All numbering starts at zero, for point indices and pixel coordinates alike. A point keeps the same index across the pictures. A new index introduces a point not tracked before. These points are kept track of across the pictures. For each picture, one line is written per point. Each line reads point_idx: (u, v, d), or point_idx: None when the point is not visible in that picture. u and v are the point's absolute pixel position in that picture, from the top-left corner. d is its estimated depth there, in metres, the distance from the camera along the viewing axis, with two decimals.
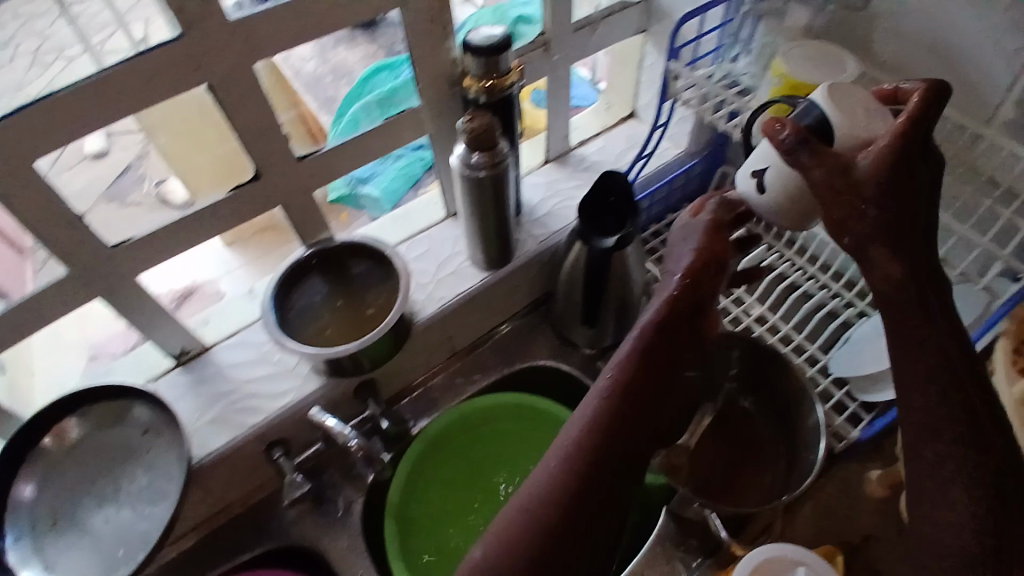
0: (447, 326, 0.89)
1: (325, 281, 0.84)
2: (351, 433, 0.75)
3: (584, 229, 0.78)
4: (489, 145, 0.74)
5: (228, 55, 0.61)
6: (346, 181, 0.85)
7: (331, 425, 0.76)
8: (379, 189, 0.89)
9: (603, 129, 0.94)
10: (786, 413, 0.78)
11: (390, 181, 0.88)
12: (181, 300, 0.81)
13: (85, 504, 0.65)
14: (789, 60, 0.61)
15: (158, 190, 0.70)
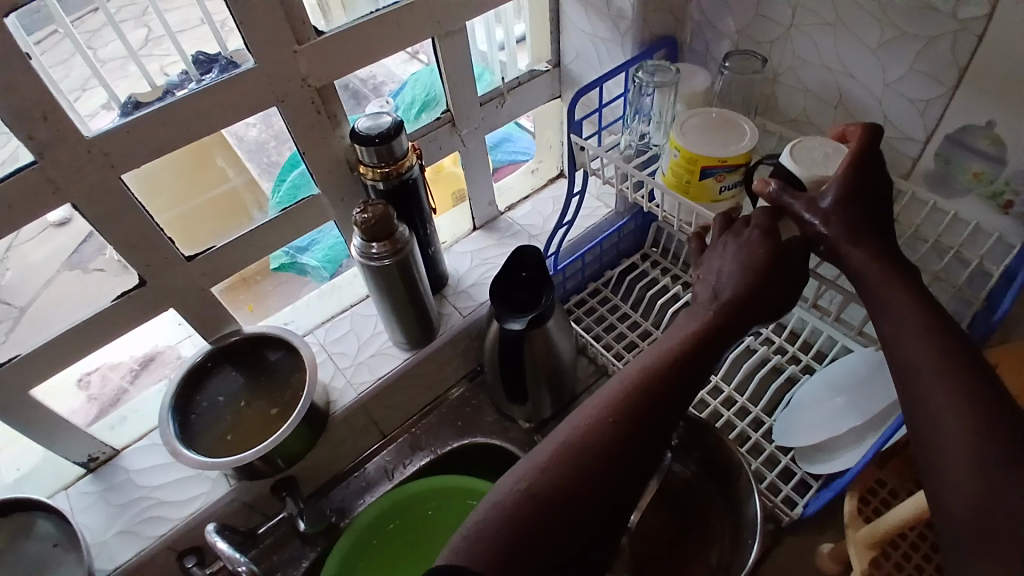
0: (371, 410, 0.84)
1: (235, 375, 0.76)
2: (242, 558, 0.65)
3: (497, 306, 0.73)
4: (387, 234, 0.69)
5: (79, 149, 0.55)
6: (286, 250, 0.84)
7: (222, 549, 0.66)
8: (321, 257, 0.87)
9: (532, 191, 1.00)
10: (724, 478, 0.74)
11: (331, 249, 0.87)
12: (140, 368, 0.82)
13: None
14: (686, 131, 0.66)
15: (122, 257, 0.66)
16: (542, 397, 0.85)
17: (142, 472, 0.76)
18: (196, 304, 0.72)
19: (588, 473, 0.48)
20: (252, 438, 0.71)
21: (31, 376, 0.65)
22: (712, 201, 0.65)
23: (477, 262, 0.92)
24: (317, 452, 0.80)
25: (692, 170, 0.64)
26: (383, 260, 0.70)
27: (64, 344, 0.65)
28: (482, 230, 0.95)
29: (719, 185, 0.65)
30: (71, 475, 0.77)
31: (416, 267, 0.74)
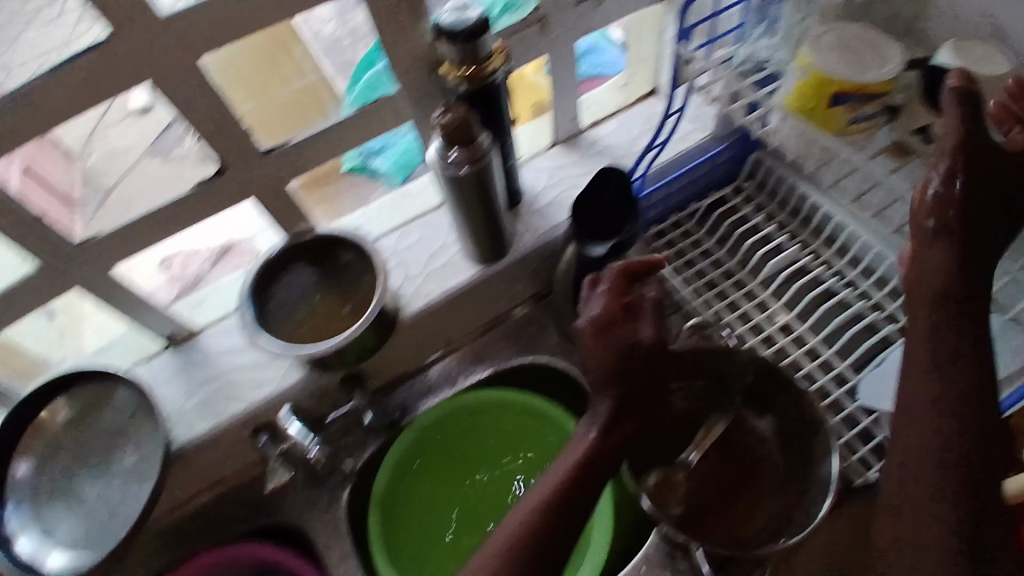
0: (437, 321, 0.84)
1: (308, 273, 0.76)
2: (313, 441, 0.72)
3: (576, 229, 0.69)
4: (467, 141, 0.65)
5: (155, 28, 0.53)
6: (359, 151, 0.83)
7: (293, 432, 0.73)
8: (392, 162, 0.86)
9: (620, 107, 0.91)
10: (802, 440, 0.71)
11: (405, 152, 0.85)
12: (219, 257, 0.83)
13: (85, 478, 0.75)
14: (816, 51, 0.62)
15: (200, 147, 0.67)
16: None
17: (217, 355, 0.80)
18: (270, 199, 0.72)
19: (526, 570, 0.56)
20: (322, 334, 0.73)
21: (114, 255, 0.68)
22: (838, 133, 0.63)
23: (555, 181, 0.86)
24: (381, 355, 0.81)
25: (820, 95, 0.62)
26: (460, 168, 0.66)
27: (143, 227, 0.67)
28: (562, 146, 0.88)
29: (850, 116, 0.62)
30: (151, 350, 0.82)
31: (493, 179, 0.70)
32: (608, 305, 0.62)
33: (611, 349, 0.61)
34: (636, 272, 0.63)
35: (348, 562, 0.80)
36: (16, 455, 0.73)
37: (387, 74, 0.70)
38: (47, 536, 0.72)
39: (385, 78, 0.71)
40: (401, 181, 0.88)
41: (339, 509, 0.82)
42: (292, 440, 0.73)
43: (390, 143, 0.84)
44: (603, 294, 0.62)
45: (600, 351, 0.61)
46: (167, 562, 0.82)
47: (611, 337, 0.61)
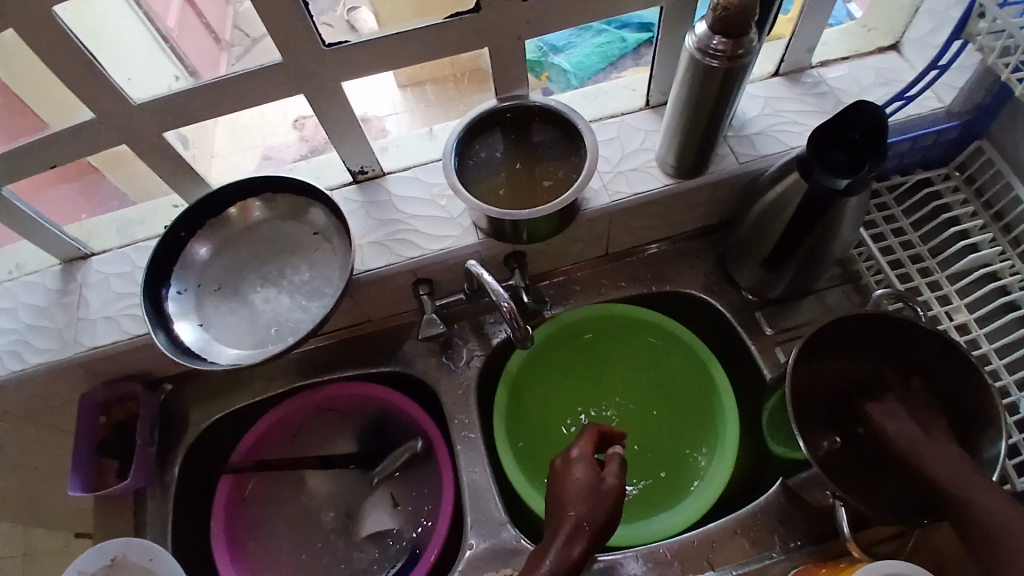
0: (613, 222, 0.83)
1: (507, 141, 0.78)
2: (504, 293, 0.69)
3: (810, 158, 0.67)
4: (738, 33, 0.63)
5: None
6: (543, 45, 0.85)
7: (487, 280, 0.69)
8: (570, 62, 0.88)
9: (853, 54, 0.86)
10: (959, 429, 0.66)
11: (585, 56, 0.89)
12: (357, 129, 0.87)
13: (250, 284, 0.76)
14: None
15: (350, 16, 0.71)
16: (789, 275, 0.79)
17: (403, 200, 0.81)
18: (499, 49, 0.73)
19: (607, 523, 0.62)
20: (523, 199, 0.75)
21: (351, 66, 0.70)
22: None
23: (769, 112, 0.83)
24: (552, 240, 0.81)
25: None
26: (717, 63, 0.64)
27: (388, 45, 0.68)
28: (783, 79, 0.85)
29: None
30: (339, 180, 0.85)
31: (738, 85, 0.68)
32: (573, 480, 0.64)
33: (600, 504, 0.62)
34: (607, 433, 0.70)
35: (471, 429, 0.81)
36: (195, 238, 0.76)
37: None
38: (204, 328, 0.73)
39: None
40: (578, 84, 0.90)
41: (471, 377, 0.83)
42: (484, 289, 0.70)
43: (576, 44, 0.87)
44: (572, 464, 0.66)
45: (565, 504, 0.63)
46: (300, 382, 0.85)
47: (599, 494, 0.63)
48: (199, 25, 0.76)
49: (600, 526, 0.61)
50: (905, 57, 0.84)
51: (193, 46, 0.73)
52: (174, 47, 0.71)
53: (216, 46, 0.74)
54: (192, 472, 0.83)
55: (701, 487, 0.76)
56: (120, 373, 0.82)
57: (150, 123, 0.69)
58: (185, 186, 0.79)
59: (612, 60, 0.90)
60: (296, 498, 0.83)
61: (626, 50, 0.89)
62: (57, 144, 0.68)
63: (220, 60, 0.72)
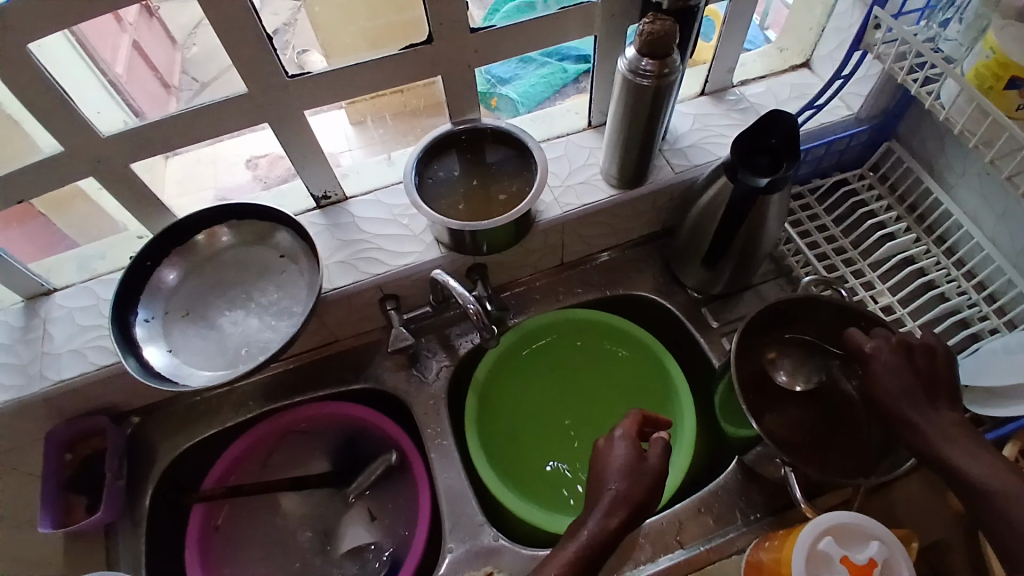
0: (566, 232, 0.88)
1: (461, 161, 0.84)
2: (471, 297, 0.73)
3: (735, 162, 0.75)
4: (662, 53, 0.70)
5: None
6: (490, 78, 0.91)
7: (453, 287, 0.73)
8: (517, 92, 0.95)
9: (769, 73, 0.96)
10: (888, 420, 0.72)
11: (530, 86, 0.95)
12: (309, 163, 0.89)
13: (217, 309, 0.78)
14: (1003, 36, 0.61)
15: (299, 58, 0.73)
16: (728, 271, 0.86)
17: (366, 222, 0.85)
18: (453, 75, 0.79)
19: (642, 504, 0.59)
20: (480, 212, 0.80)
21: (314, 94, 0.74)
22: (1007, 116, 0.62)
23: (698, 127, 0.91)
24: (509, 251, 0.86)
25: (1000, 77, 0.61)
26: (647, 82, 0.71)
27: (348, 75, 0.74)
28: (708, 98, 0.94)
29: (1020, 100, 0.61)
30: (303, 205, 0.88)
31: (668, 101, 0.75)
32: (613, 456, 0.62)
33: (640, 481, 0.60)
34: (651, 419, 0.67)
35: (444, 437, 0.83)
36: (162, 264, 0.78)
37: None
38: (173, 354, 0.74)
39: None
40: (525, 111, 0.97)
41: (440, 387, 0.86)
42: (452, 295, 0.74)
43: (521, 76, 0.93)
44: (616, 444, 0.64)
45: (605, 479, 0.61)
46: (271, 406, 0.86)
47: (641, 473, 0.60)
48: (143, 65, 0.74)
49: (638, 504, 0.58)
50: (818, 72, 0.95)
51: (137, 84, 0.74)
52: (121, 90, 0.72)
53: (165, 88, 0.76)
54: (163, 503, 0.83)
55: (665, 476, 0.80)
56: (85, 407, 0.82)
57: (118, 154, 0.72)
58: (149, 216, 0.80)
59: (557, 88, 0.96)
60: (270, 521, 0.83)
61: (569, 79, 0.96)
62: (23, 177, 0.70)
63: (170, 100, 0.74)
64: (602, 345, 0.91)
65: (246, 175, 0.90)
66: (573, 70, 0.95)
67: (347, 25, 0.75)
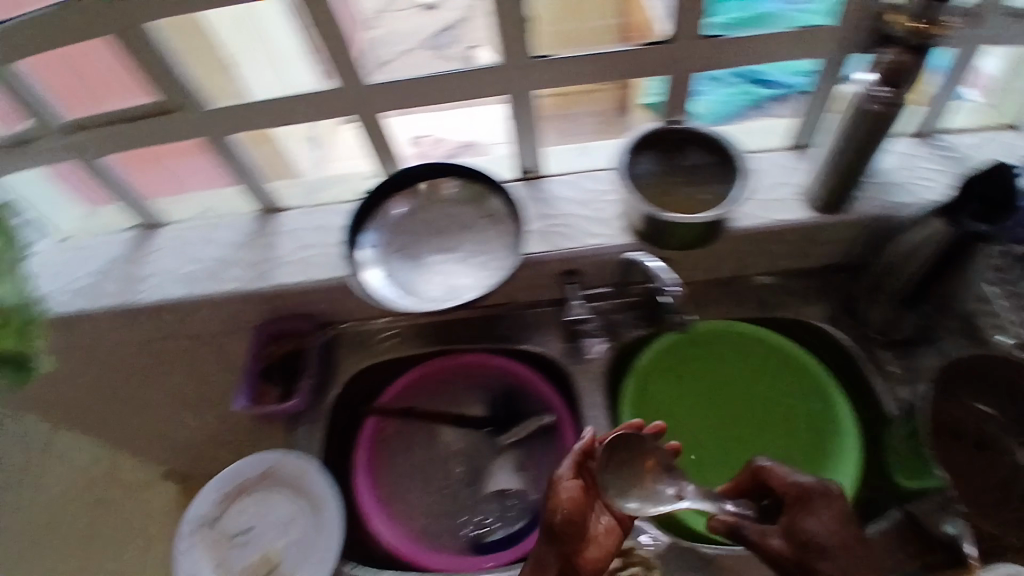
0: (749, 245, 0.90)
1: (656, 160, 0.83)
2: (672, 280, 0.78)
3: (955, 205, 0.75)
4: (901, 82, 0.72)
5: None
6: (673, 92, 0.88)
7: (656, 269, 0.78)
8: (715, 98, 0.91)
9: (985, 123, 0.93)
10: None
11: (728, 96, 0.91)
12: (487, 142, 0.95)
13: (423, 251, 0.86)
14: None
15: (468, 53, 0.79)
16: (913, 314, 0.87)
17: (563, 199, 0.90)
18: (683, 76, 0.82)
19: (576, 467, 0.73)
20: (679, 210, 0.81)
21: (555, 74, 0.79)
22: None
23: (906, 167, 0.90)
24: (693, 252, 0.90)
25: None
26: (876, 108, 0.74)
27: (583, 64, 0.78)
28: (918, 139, 0.93)
29: None
30: (506, 175, 0.94)
31: (890, 128, 0.76)
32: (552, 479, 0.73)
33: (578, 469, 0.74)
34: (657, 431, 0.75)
35: (594, 409, 0.88)
36: (390, 199, 0.87)
37: (831, 8, 0.79)
38: (384, 282, 0.83)
39: (827, 11, 0.79)
40: (711, 123, 0.93)
41: (598, 363, 0.91)
42: (652, 275, 0.79)
43: (705, 92, 0.90)
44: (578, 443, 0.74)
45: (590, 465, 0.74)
46: (444, 344, 0.96)
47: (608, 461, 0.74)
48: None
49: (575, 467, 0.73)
50: None
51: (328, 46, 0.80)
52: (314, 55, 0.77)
53: (348, 60, 0.81)
54: (338, 413, 0.93)
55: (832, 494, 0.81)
56: (289, 311, 0.92)
57: (371, 103, 0.80)
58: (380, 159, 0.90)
59: (744, 107, 0.93)
60: (427, 446, 0.93)
61: (754, 104, 0.93)
62: (295, 105, 0.79)
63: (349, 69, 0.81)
64: (757, 359, 0.93)
65: (411, 147, 0.93)
66: (759, 96, 0.92)
67: (583, 13, 0.77)
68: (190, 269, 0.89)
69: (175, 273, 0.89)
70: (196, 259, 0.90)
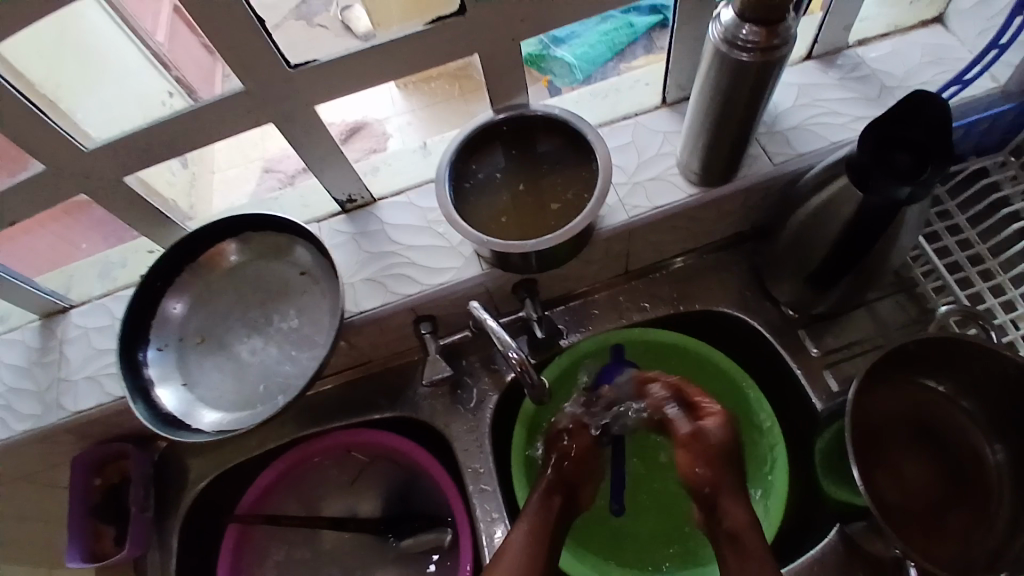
0: (634, 240, 0.72)
1: (507, 156, 0.68)
2: (512, 342, 0.59)
3: (866, 163, 0.57)
4: (774, 18, 0.51)
5: None
6: (541, 40, 0.69)
7: (490, 326, 0.60)
8: (574, 54, 0.74)
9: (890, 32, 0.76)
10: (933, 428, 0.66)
11: (590, 48, 0.75)
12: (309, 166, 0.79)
13: (234, 337, 0.69)
14: None
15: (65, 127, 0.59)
16: (842, 291, 0.69)
17: (397, 229, 0.74)
18: (494, 57, 0.63)
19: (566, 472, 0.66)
20: (529, 226, 0.65)
21: (329, 92, 0.62)
22: None
23: (806, 102, 0.72)
24: (562, 268, 0.72)
25: None
26: (748, 57, 0.53)
27: (361, 65, 0.60)
28: (817, 62, 0.75)
29: None
30: (327, 210, 0.77)
31: (773, 84, 0.57)
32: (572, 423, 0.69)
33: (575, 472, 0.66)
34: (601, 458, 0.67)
35: (486, 480, 0.74)
36: (170, 292, 0.69)
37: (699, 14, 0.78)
38: (189, 388, 0.67)
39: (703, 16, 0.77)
40: (581, 78, 0.77)
41: (484, 420, 0.76)
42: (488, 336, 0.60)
43: (582, 34, 0.72)
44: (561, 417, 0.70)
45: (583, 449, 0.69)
46: (301, 432, 0.78)
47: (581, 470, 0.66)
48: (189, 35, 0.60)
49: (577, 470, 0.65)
50: (949, 33, 0.74)
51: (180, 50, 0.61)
52: None
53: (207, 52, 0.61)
54: (194, 530, 0.79)
55: (766, 498, 0.71)
56: (111, 431, 0.78)
57: (107, 166, 0.62)
58: (160, 177, 0.70)
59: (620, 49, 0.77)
60: (307, 552, 0.77)
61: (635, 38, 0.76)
62: (3, 198, 0.62)
63: (213, 74, 0.61)
64: (690, 370, 0.77)
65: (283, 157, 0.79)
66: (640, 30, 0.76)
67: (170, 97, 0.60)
68: None
69: None
70: None
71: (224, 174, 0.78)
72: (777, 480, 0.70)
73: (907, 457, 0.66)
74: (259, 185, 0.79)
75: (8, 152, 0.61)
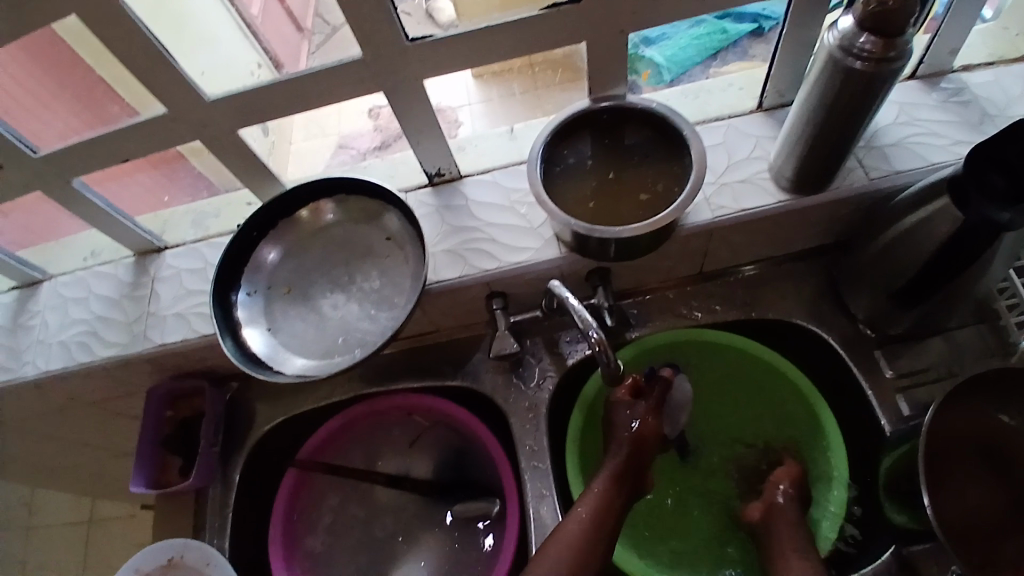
0: (713, 240, 0.72)
1: (597, 144, 0.70)
2: (591, 322, 0.61)
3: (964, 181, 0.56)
4: (892, 30, 0.51)
5: None
6: (638, 38, 0.72)
7: (570, 303, 0.62)
8: (664, 55, 0.77)
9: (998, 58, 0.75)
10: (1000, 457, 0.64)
11: (679, 49, 0.77)
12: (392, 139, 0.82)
13: (318, 291, 0.73)
14: None
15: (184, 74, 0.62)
16: (921, 313, 0.68)
17: (480, 206, 0.76)
18: (598, 47, 0.65)
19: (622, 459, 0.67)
20: (615, 213, 0.67)
21: (437, 67, 0.64)
22: None
23: (904, 120, 0.72)
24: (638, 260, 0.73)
25: None
26: (861, 65, 0.53)
27: (472, 43, 0.62)
28: (920, 82, 0.74)
29: None
30: (414, 181, 0.79)
31: (881, 97, 0.57)
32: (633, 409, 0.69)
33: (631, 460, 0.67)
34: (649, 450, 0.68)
35: (539, 458, 0.75)
36: (264, 242, 0.73)
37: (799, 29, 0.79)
38: (272, 333, 0.71)
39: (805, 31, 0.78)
40: (672, 79, 0.78)
41: (543, 400, 0.78)
42: (568, 314, 0.62)
43: (674, 34, 0.75)
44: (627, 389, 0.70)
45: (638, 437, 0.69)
46: (364, 390, 0.82)
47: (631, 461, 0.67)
48: (284, 18, 0.69)
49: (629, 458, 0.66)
50: None
51: (273, 27, 0.68)
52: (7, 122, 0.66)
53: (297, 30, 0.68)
54: (254, 471, 0.83)
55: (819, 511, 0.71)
56: (189, 368, 0.83)
57: (224, 118, 0.66)
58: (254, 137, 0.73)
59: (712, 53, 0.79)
60: (359, 505, 0.80)
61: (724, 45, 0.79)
62: (127, 137, 0.67)
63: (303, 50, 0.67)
64: (753, 376, 0.77)
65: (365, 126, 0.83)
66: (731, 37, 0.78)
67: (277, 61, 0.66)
68: (74, 335, 0.80)
69: (55, 339, 0.81)
70: (78, 319, 0.81)
71: (299, 147, 0.83)
72: (833, 494, 0.70)
73: (974, 486, 0.65)
74: (332, 160, 0.82)
75: (122, 100, 0.69)
